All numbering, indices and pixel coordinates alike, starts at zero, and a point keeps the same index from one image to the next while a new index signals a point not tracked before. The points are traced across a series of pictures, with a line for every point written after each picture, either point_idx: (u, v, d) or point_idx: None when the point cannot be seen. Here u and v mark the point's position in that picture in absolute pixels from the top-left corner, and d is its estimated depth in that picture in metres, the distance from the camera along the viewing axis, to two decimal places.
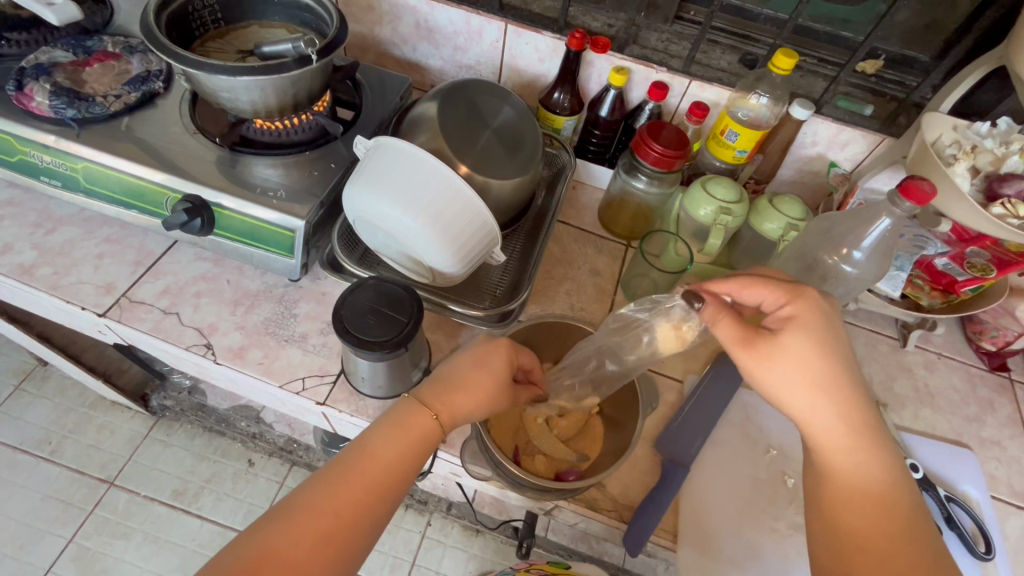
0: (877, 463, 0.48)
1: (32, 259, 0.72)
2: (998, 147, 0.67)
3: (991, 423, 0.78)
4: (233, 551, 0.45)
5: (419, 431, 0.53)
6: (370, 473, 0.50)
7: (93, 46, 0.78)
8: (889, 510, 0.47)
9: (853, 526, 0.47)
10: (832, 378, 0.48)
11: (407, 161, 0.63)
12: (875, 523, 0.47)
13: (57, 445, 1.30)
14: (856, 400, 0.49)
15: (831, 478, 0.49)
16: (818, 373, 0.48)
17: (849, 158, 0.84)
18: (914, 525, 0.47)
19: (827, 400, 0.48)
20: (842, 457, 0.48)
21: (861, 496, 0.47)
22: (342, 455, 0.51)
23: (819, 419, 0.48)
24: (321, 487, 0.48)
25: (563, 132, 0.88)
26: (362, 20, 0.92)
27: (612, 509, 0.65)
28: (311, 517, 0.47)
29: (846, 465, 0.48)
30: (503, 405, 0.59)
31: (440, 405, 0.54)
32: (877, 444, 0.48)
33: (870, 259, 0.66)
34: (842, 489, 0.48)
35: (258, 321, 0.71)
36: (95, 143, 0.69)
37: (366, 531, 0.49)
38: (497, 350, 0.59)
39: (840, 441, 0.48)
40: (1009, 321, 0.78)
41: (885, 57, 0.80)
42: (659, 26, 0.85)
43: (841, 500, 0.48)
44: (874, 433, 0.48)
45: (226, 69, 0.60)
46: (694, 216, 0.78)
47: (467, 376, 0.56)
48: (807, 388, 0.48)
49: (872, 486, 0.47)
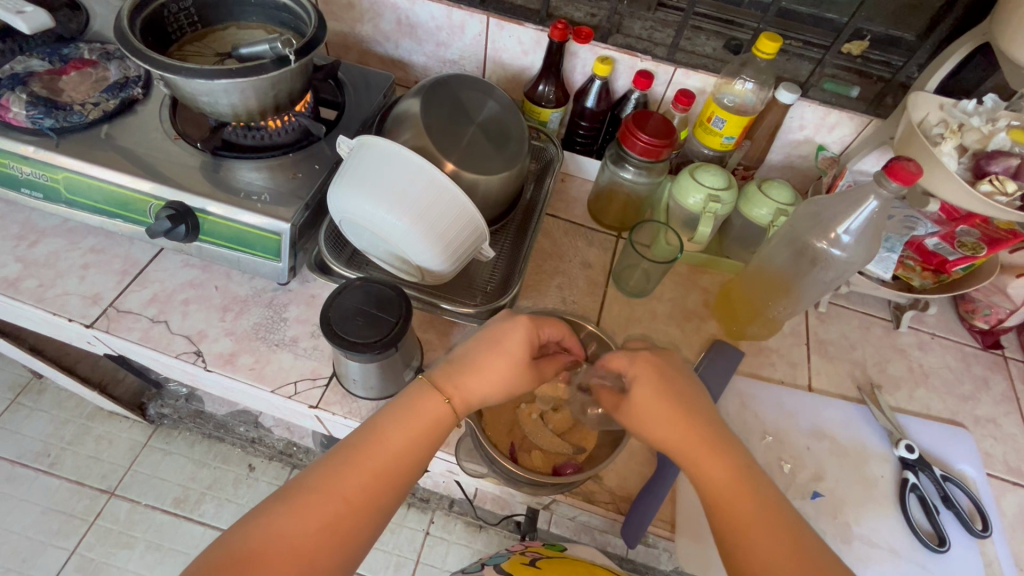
0: (730, 458, 0.52)
1: (17, 272, 0.71)
2: (984, 125, 0.66)
3: (985, 401, 0.78)
4: (243, 530, 0.45)
5: (430, 417, 0.52)
6: (380, 459, 0.49)
7: (69, 54, 0.77)
8: (753, 502, 0.50)
9: (732, 524, 0.49)
10: (668, 400, 0.55)
11: (393, 158, 0.62)
12: (748, 523, 0.49)
13: (56, 457, 1.30)
14: (695, 412, 0.54)
15: (705, 491, 0.52)
16: (658, 409, 0.54)
17: (837, 140, 0.83)
18: (773, 511, 0.50)
19: (674, 418, 0.54)
20: (707, 462, 0.52)
21: (730, 491, 0.50)
22: (351, 439, 0.50)
23: (672, 434, 0.53)
24: (329, 471, 0.48)
25: (550, 124, 0.88)
26: (343, 18, 0.91)
27: (609, 500, 0.64)
28: (319, 500, 0.47)
29: (709, 474, 0.51)
30: (525, 385, 0.57)
31: (453, 388, 0.54)
32: (722, 442, 0.53)
33: (859, 243, 0.65)
34: (714, 492, 0.51)
35: (249, 327, 0.71)
36: (75, 152, 0.68)
37: (375, 517, 0.48)
38: (514, 329, 0.56)
39: (693, 447, 0.53)
40: (1002, 298, 0.78)
41: (870, 37, 0.79)
42: (642, 14, 0.85)
43: (716, 501, 0.51)
44: (718, 435, 0.53)
45: (204, 73, 0.59)
46: (683, 205, 0.78)
47: (479, 359, 0.55)
48: (660, 426, 0.54)
49: (734, 479, 0.51)
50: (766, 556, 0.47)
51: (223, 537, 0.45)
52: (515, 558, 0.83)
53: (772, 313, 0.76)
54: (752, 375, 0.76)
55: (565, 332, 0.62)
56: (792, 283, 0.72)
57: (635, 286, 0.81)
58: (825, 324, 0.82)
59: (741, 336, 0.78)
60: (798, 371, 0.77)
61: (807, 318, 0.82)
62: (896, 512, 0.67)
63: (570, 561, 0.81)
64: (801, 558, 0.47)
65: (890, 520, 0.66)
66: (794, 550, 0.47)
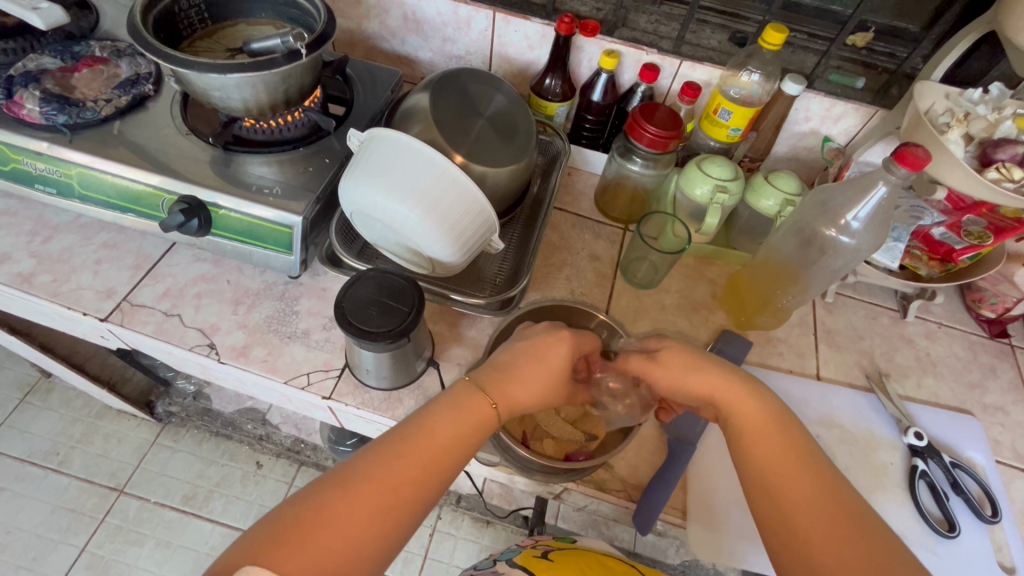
0: (764, 402, 0.55)
1: (31, 267, 0.72)
2: (990, 114, 0.67)
3: (993, 388, 0.78)
4: (293, 510, 0.45)
5: (476, 419, 0.53)
6: (427, 452, 0.49)
7: (81, 52, 0.78)
8: (786, 439, 0.53)
9: (763, 460, 0.52)
10: (703, 357, 0.58)
11: (404, 151, 0.63)
12: (782, 455, 0.52)
13: (65, 456, 1.30)
14: (729, 367, 0.58)
15: (739, 432, 0.54)
16: (690, 361, 0.58)
17: (842, 132, 0.84)
18: (805, 447, 0.52)
19: (708, 372, 0.57)
20: (741, 407, 0.55)
21: (762, 433, 0.53)
22: (400, 432, 0.51)
23: (711, 382, 0.56)
24: (380, 460, 0.48)
25: (556, 118, 0.88)
26: (350, 14, 0.92)
27: (621, 488, 0.64)
28: (369, 487, 0.46)
29: (742, 417, 0.54)
30: (558, 400, 0.59)
31: (499, 392, 0.55)
32: (757, 388, 0.56)
33: (867, 229, 0.65)
34: (749, 432, 0.54)
35: (260, 320, 0.72)
36: (88, 148, 0.69)
37: (417, 512, 0.48)
38: (555, 340, 0.59)
39: (730, 393, 0.55)
40: (1008, 287, 0.78)
41: (875, 29, 0.79)
42: (647, 7, 0.86)
43: (751, 440, 0.53)
44: (752, 383, 0.56)
45: (217, 67, 0.59)
46: (691, 196, 0.78)
47: (524, 366, 0.56)
48: (691, 375, 0.57)
49: (768, 421, 0.54)
50: (800, 488, 0.49)
51: (272, 515, 0.45)
52: (527, 552, 0.83)
53: (781, 302, 0.77)
54: (761, 365, 0.76)
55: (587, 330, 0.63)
56: (798, 273, 0.73)
57: (642, 278, 0.82)
58: (833, 314, 0.82)
59: (749, 325, 0.79)
60: (806, 361, 0.77)
61: (814, 308, 0.82)
62: (906, 498, 0.67)
63: (582, 553, 0.81)
64: (829, 491, 0.49)
65: (900, 506, 0.67)
66: (822, 485, 0.50)
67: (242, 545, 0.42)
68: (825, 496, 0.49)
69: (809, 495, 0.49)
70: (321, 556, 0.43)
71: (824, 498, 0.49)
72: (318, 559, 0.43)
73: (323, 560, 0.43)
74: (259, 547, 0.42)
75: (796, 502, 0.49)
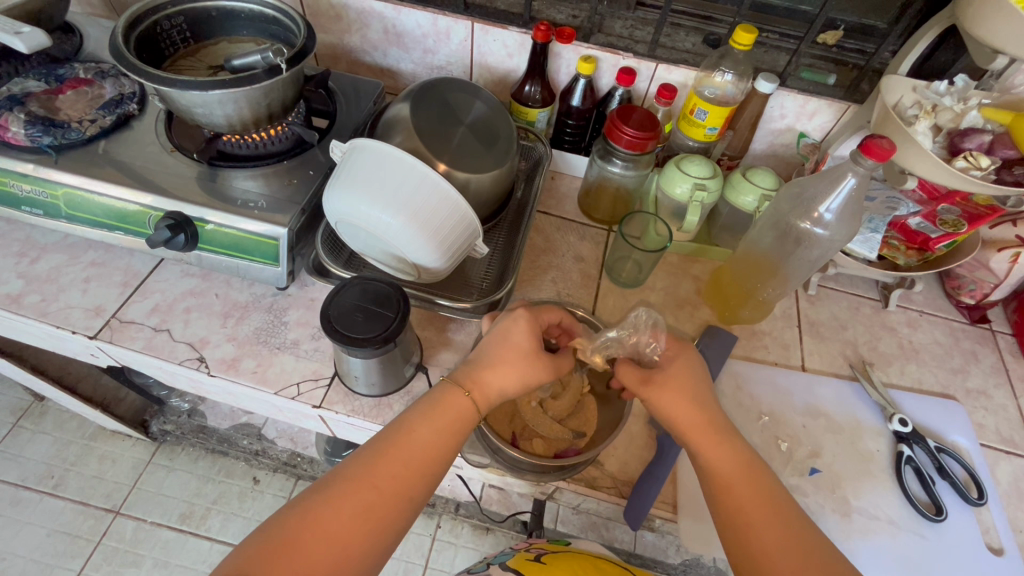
0: (736, 449, 0.54)
1: (19, 288, 0.72)
2: (955, 104, 0.68)
3: (975, 373, 0.79)
4: (281, 519, 0.46)
5: (455, 411, 0.53)
6: (408, 449, 0.50)
7: (65, 74, 0.79)
8: (758, 481, 0.53)
9: (735, 507, 0.52)
10: (695, 388, 0.58)
11: (383, 160, 0.64)
12: (752, 496, 0.52)
13: (59, 479, 1.30)
14: (710, 397, 0.58)
15: (712, 479, 0.54)
16: (683, 384, 0.58)
17: (818, 127, 0.86)
18: (775, 491, 0.53)
19: (693, 403, 0.56)
20: (716, 452, 0.54)
21: (736, 478, 0.53)
22: (381, 435, 0.51)
23: (686, 414, 0.56)
24: (363, 461, 0.49)
25: (537, 124, 0.89)
26: (331, 29, 0.94)
27: (611, 485, 0.65)
28: (353, 489, 0.47)
29: (716, 454, 0.54)
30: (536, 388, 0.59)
31: (473, 384, 0.55)
32: (729, 432, 0.56)
33: (841, 220, 0.67)
34: (722, 473, 0.53)
35: (249, 332, 0.72)
36: (73, 168, 0.70)
37: (405, 508, 0.49)
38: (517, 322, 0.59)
39: (704, 438, 0.55)
40: (984, 273, 0.79)
41: (845, 27, 0.82)
42: (622, 13, 0.88)
43: (726, 489, 0.53)
44: (726, 428, 0.56)
45: (197, 84, 0.60)
46: (671, 195, 0.79)
47: (494, 356, 0.57)
48: (681, 399, 0.57)
49: (739, 465, 0.53)
50: (771, 532, 0.50)
51: (262, 525, 0.46)
52: (522, 555, 0.83)
53: (762, 295, 0.78)
54: (747, 358, 0.77)
55: (563, 316, 0.65)
56: (778, 265, 0.75)
57: (627, 277, 0.83)
58: (816, 306, 0.83)
59: (733, 321, 0.80)
60: (791, 352, 0.78)
61: (798, 301, 0.84)
62: (893, 485, 0.68)
63: (575, 555, 0.81)
64: (797, 535, 0.50)
65: (888, 493, 0.68)
66: (795, 539, 0.49)
67: (234, 557, 0.43)
68: (795, 543, 0.49)
69: (783, 549, 0.49)
70: (311, 559, 0.44)
71: (796, 547, 0.49)
72: (308, 562, 0.44)
73: (314, 562, 0.44)
74: (249, 558, 0.43)
75: (765, 544, 0.49)
